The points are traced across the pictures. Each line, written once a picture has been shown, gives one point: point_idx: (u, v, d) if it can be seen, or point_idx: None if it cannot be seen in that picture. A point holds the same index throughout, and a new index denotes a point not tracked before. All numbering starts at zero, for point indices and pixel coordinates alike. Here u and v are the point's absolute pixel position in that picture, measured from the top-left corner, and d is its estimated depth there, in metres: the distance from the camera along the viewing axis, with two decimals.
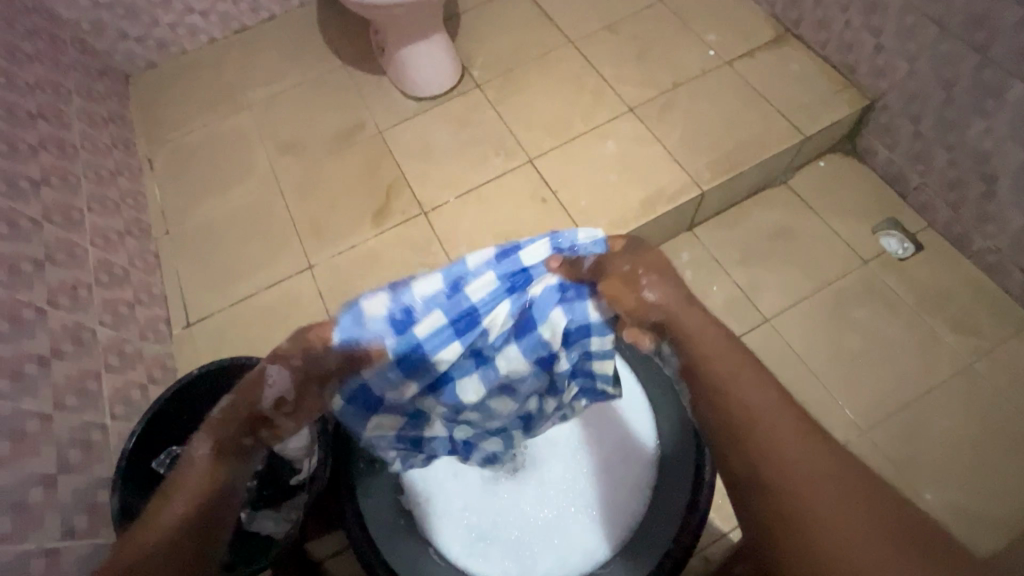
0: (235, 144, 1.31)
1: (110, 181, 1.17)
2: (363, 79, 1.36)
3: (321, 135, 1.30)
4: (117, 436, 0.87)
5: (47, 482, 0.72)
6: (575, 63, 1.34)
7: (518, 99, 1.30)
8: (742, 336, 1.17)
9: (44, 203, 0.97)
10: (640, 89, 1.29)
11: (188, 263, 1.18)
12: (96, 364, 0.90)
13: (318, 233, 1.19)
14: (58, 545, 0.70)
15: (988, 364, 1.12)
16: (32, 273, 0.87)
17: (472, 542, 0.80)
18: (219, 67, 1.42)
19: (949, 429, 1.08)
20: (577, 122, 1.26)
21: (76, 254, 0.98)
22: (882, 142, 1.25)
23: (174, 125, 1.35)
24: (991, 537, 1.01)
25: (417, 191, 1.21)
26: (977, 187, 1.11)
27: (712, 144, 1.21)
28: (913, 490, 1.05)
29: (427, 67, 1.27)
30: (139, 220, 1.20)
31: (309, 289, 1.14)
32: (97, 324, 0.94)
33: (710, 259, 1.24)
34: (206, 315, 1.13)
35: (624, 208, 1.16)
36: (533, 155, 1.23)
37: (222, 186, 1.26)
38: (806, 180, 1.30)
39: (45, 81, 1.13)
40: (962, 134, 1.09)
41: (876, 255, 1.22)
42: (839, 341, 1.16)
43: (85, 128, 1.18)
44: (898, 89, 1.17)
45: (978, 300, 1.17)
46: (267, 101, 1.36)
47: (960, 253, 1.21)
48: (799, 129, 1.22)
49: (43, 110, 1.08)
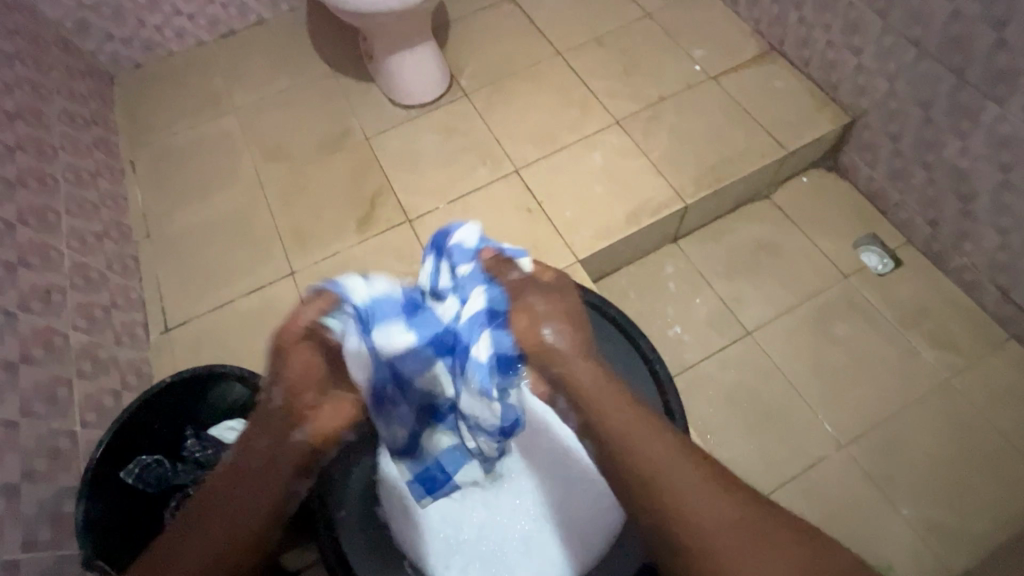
0: (220, 148, 1.30)
1: (89, 183, 1.15)
2: (351, 85, 1.36)
3: (307, 139, 1.30)
4: (87, 443, 0.85)
5: (9, 492, 0.70)
6: (561, 75, 1.35)
7: (505, 108, 1.31)
8: (723, 348, 1.18)
9: (18, 204, 0.95)
10: (627, 102, 1.30)
11: (167, 267, 1.17)
12: (68, 370, 0.88)
13: (301, 240, 1.18)
14: (18, 558, 0.68)
15: (964, 379, 1.14)
16: (3, 277, 0.85)
17: (447, 553, 0.78)
18: (205, 70, 1.41)
19: (926, 443, 1.09)
20: (563, 133, 1.27)
21: (51, 257, 0.96)
22: (863, 159, 1.27)
23: (159, 128, 1.33)
24: (966, 552, 1.01)
25: (402, 199, 1.21)
26: (955, 205, 1.13)
27: (696, 158, 1.22)
28: (890, 505, 1.05)
29: (415, 75, 1.27)
30: (118, 223, 1.18)
31: (291, 295, 1.12)
32: (70, 329, 0.93)
33: (694, 271, 1.24)
34: (184, 320, 1.11)
35: (609, 219, 1.17)
36: (519, 165, 1.23)
37: (206, 190, 1.25)
38: (788, 195, 1.32)
39: (25, 80, 1.12)
40: (939, 153, 1.11)
41: (857, 270, 1.24)
42: (820, 354, 1.17)
43: (65, 130, 1.16)
44: (878, 108, 1.19)
45: (955, 316, 1.19)
46: (254, 105, 1.35)
47: (938, 270, 1.23)
48: (783, 145, 1.23)
49: (22, 110, 1.07)
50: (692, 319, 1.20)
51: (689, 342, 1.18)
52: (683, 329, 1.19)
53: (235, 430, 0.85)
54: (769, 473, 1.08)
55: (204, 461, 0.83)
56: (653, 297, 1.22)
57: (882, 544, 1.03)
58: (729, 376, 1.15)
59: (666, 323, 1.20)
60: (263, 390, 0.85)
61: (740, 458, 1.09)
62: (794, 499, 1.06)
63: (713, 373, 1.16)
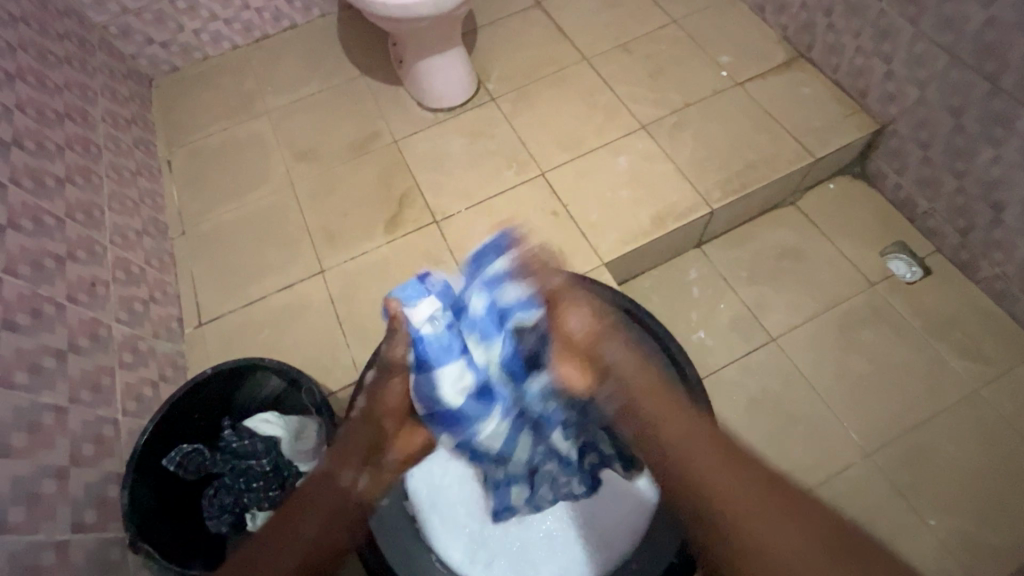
0: (253, 149, 1.34)
1: (130, 181, 1.19)
2: (380, 89, 1.39)
3: (338, 141, 1.33)
4: (128, 432, 0.89)
5: (59, 474, 0.73)
6: (587, 80, 1.36)
7: (531, 112, 1.33)
8: (748, 353, 1.18)
9: (67, 200, 0.99)
10: (652, 108, 1.31)
11: (202, 263, 1.21)
12: (111, 360, 0.92)
13: (331, 239, 1.21)
14: (68, 538, 0.71)
15: (994, 390, 1.12)
16: (53, 269, 0.88)
17: (473, 547, 0.81)
18: (239, 73, 1.45)
19: (954, 454, 1.08)
20: (589, 138, 1.28)
21: (96, 252, 0.99)
22: (891, 166, 1.26)
23: (195, 129, 1.38)
24: (995, 565, 1.00)
25: (430, 201, 1.23)
26: (986, 213, 1.12)
27: (722, 164, 1.23)
28: (916, 516, 1.04)
29: (443, 79, 1.29)
30: (156, 219, 1.22)
31: (321, 293, 1.15)
32: (113, 321, 0.96)
33: (718, 277, 1.25)
34: (217, 315, 1.15)
35: (634, 224, 1.17)
36: (545, 168, 1.25)
37: (239, 190, 1.29)
38: (814, 201, 1.32)
39: (73, 82, 1.16)
40: (971, 161, 1.10)
41: (883, 278, 1.23)
42: (845, 361, 1.16)
43: (108, 130, 1.21)
44: (908, 115, 1.18)
45: (985, 326, 1.17)
46: (287, 107, 1.39)
47: (968, 279, 1.22)
48: (809, 152, 1.23)
49: (69, 110, 1.11)
50: (715, 323, 1.20)
51: (712, 346, 1.19)
52: (707, 334, 1.20)
53: (271, 422, 0.87)
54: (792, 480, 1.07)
55: (240, 451, 0.85)
56: (677, 302, 1.23)
57: (909, 555, 1.01)
58: (754, 380, 1.15)
59: (690, 328, 1.20)
60: (300, 383, 0.87)
61: None
62: None
63: (736, 378, 1.16)
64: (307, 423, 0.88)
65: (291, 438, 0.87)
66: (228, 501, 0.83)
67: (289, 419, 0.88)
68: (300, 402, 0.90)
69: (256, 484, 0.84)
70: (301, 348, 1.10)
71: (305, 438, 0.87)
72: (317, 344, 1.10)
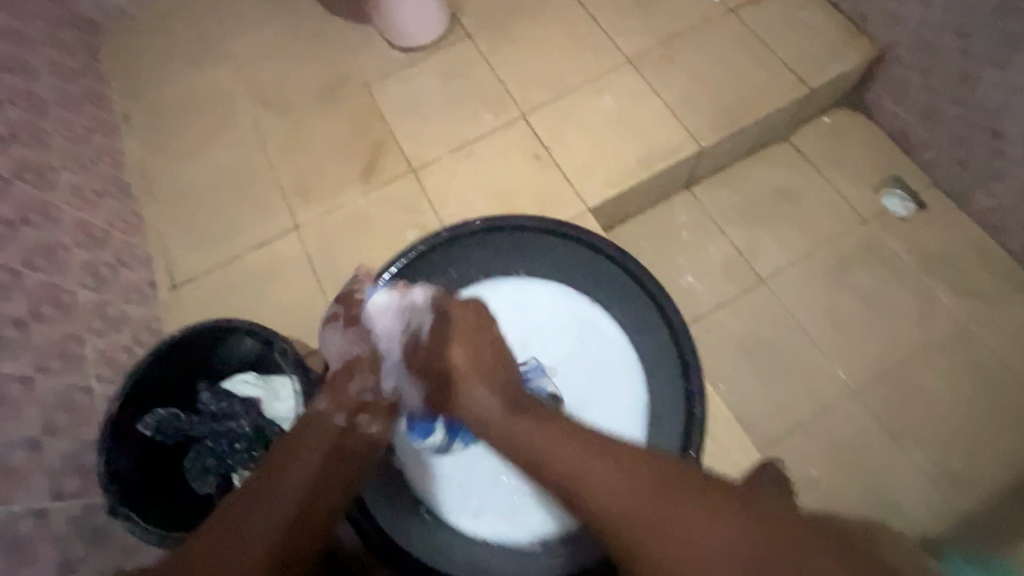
0: (215, 98, 1.25)
1: (83, 138, 1.12)
2: (347, 29, 1.29)
3: (305, 87, 1.24)
4: (103, 398, 0.86)
5: (32, 445, 0.72)
6: (569, 11, 1.26)
7: (509, 49, 1.24)
8: (737, 298, 1.16)
9: (14, 159, 0.92)
10: (640, 39, 1.22)
11: (169, 223, 1.15)
12: (79, 327, 0.88)
13: (304, 194, 1.15)
14: (47, 507, 0.70)
15: (984, 325, 1.11)
16: (6, 234, 0.83)
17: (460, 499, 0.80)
18: (193, 16, 1.34)
19: (940, 389, 1.09)
20: (572, 75, 1.20)
21: (52, 215, 0.94)
22: (891, 96, 1.20)
23: (150, 80, 1.28)
24: (974, 494, 1.03)
25: (406, 149, 1.17)
26: (987, 143, 1.07)
27: (714, 99, 1.16)
28: (900, 450, 1.06)
29: (412, 14, 1.19)
30: (117, 178, 1.15)
31: (296, 250, 1.11)
32: (77, 287, 0.92)
33: (707, 219, 1.21)
34: (191, 276, 1.10)
35: (621, 166, 1.12)
36: (526, 110, 1.18)
37: (203, 144, 1.21)
38: (808, 136, 1.26)
39: (7, 28, 1.06)
40: (975, 87, 1.05)
41: (878, 215, 1.20)
42: (836, 302, 1.15)
43: (53, 82, 1.12)
44: (911, 39, 1.11)
45: (978, 260, 1.15)
46: (247, 52, 1.29)
47: (963, 212, 1.18)
48: (805, 83, 1.16)
49: (6, 61, 1.02)
50: (705, 268, 1.18)
51: (701, 291, 1.16)
52: (696, 279, 1.17)
53: (248, 383, 0.85)
54: (779, 420, 1.08)
55: (219, 414, 0.84)
56: (665, 247, 1.19)
57: (891, 489, 1.04)
58: (742, 324, 1.14)
59: (678, 272, 1.18)
60: (273, 344, 0.85)
61: (749, 404, 1.09)
62: (803, 445, 1.07)
63: (725, 322, 1.14)
64: (284, 382, 0.86)
65: (270, 398, 0.85)
66: (211, 462, 0.83)
67: (269, 380, 0.86)
68: (278, 362, 0.87)
69: (238, 444, 0.83)
70: (279, 308, 1.07)
71: (283, 397, 0.85)
72: (296, 302, 1.07)
